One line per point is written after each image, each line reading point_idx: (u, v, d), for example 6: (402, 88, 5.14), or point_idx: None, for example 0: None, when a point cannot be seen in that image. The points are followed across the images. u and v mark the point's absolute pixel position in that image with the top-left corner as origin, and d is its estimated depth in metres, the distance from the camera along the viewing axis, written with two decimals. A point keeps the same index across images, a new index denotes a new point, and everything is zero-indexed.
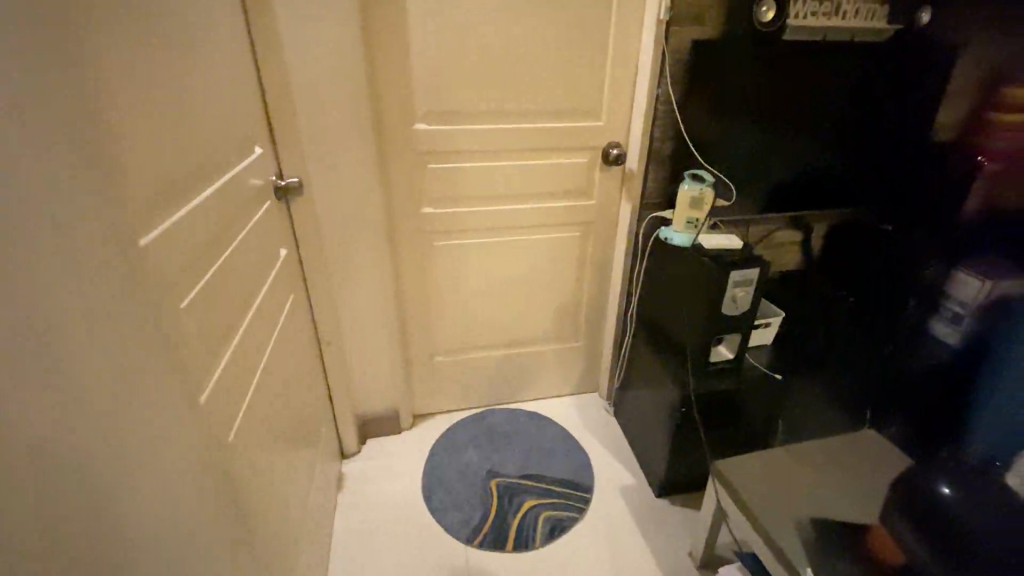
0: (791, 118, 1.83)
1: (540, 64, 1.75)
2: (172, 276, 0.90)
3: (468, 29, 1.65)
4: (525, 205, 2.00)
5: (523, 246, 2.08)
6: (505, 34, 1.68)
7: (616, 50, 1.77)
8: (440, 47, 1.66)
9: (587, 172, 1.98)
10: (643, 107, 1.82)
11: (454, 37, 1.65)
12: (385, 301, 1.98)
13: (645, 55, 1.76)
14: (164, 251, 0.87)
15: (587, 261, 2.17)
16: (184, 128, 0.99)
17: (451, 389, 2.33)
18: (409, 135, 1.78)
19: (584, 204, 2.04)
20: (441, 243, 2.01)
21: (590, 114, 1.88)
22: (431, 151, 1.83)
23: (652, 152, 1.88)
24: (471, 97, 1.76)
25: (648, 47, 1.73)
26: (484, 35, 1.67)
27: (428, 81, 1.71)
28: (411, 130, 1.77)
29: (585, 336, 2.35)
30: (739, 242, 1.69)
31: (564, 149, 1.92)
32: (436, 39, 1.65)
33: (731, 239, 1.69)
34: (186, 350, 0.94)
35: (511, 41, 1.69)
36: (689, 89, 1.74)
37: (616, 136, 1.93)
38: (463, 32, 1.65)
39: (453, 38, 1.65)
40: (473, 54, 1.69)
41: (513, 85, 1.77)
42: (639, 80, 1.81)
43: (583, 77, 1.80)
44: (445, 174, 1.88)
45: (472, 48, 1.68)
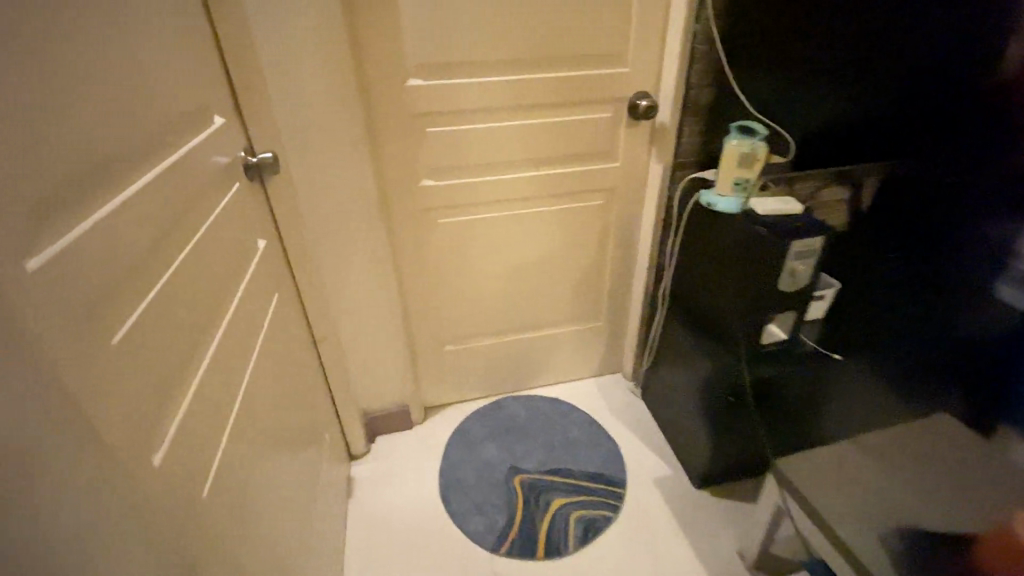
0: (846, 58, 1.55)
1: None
2: (114, 301, 0.66)
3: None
4: (540, 171, 1.74)
5: (537, 218, 1.83)
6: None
7: None
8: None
9: (610, 130, 1.71)
10: (677, 48, 1.53)
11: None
12: (386, 287, 1.74)
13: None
14: (99, 269, 0.63)
15: (610, 233, 1.92)
16: (119, 94, 0.73)
17: (463, 378, 2.13)
18: (401, 94, 1.50)
19: (607, 167, 1.77)
20: (444, 219, 1.76)
21: (614, 59, 1.59)
22: (427, 112, 1.55)
23: (688, 103, 1.61)
24: (473, 42, 1.47)
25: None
26: None
27: (421, 24, 1.41)
28: (403, 88, 1.49)
29: (608, 315, 2.12)
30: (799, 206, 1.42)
31: (583, 104, 1.64)
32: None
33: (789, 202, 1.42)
34: (145, 394, 0.71)
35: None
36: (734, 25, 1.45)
37: (645, 85, 1.64)
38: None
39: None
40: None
41: (522, 27, 1.47)
42: (673, 15, 1.51)
43: (606, 15, 1.50)
44: (446, 140, 1.61)
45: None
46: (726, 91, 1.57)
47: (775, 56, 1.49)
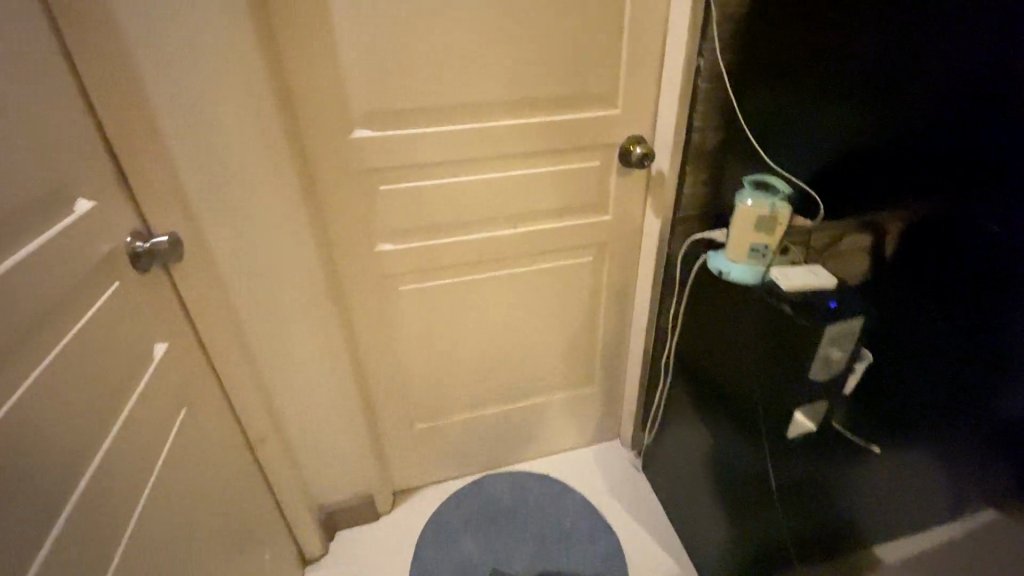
0: (878, 97, 1.20)
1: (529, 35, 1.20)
2: None
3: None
4: (519, 229, 1.47)
5: (517, 281, 1.56)
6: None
7: (636, 9, 1.23)
8: (377, 13, 1.11)
9: (600, 181, 1.45)
10: (676, 87, 1.29)
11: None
12: (339, 370, 1.46)
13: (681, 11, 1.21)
14: None
15: (602, 294, 1.66)
16: None
17: (438, 458, 1.85)
18: (344, 150, 1.23)
19: (597, 222, 1.51)
20: (406, 287, 1.48)
21: (601, 100, 1.34)
22: (379, 167, 1.28)
23: (690, 149, 1.35)
24: (430, 84, 1.21)
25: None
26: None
27: (365, 65, 1.15)
28: (347, 142, 1.22)
29: (602, 381, 1.85)
30: (833, 279, 1.15)
31: (565, 152, 1.39)
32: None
33: (822, 275, 1.15)
34: None
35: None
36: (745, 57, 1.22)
37: (639, 128, 1.39)
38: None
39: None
40: (427, 20, 1.14)
41: (489, 66, 1.22)
42: (670, 47, 1.27)
43: (590, 50, 1.26)
44: (404, 199, 1.34)
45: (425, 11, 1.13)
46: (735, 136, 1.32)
47: (772, 79, 1.19)
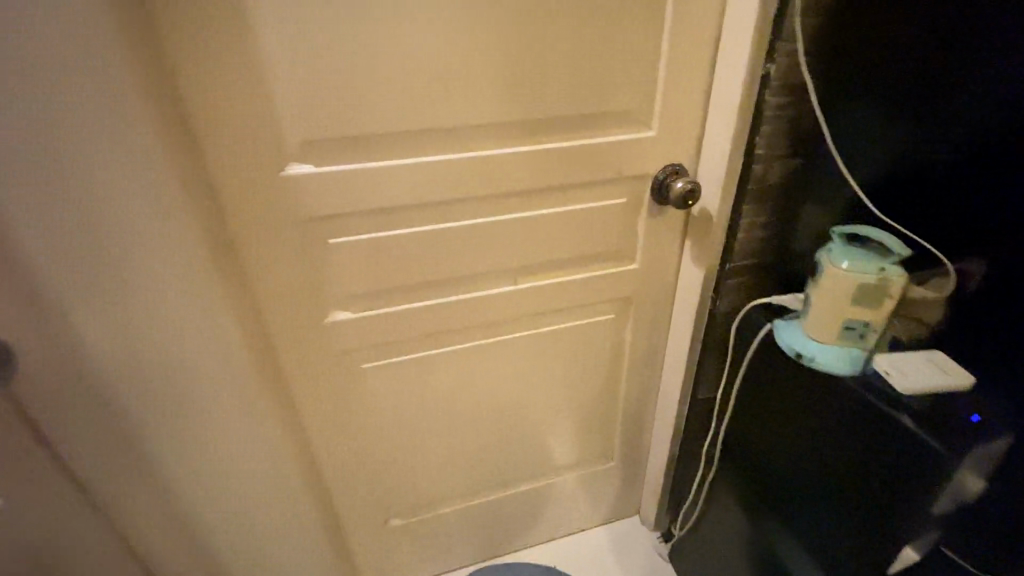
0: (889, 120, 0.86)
1: (531, 37, 0.86)
2: None
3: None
4: (520, 286, 1.12)
5: (516, 350, 1.21)
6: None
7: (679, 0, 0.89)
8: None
9: (624, 224, 1.11)
10: (733, 102, 0.95)
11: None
12: (280, 478, 1.10)
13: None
14: None
15: (624, 357, 1.32)
16: None
17: (419, 556, 1.49)
18: (274, 195, 0.87)
19: (618, 275, 1.17)
20: (370, 366, 1.12)
21: (629, 119, 0.99)
22: (324, 216, 0.92)
23: (747, 183, 1.01)
24: (393, 99, 0.85)
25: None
26: None
27: (295, 72, 0.79)
28: (278, 184, 0.87)
29: (621, 457, 1.51)
30: (967, 378, 0.85)
31: (579, 189, 1.04)
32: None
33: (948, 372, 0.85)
34: None
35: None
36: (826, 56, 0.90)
37: (679, 154, 1.05)
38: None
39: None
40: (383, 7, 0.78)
41: (476, 73, 0.87)
42: (726, 48, 0.93)
43: (617, 51, 0.91)
44: (361, 256, 0.98)
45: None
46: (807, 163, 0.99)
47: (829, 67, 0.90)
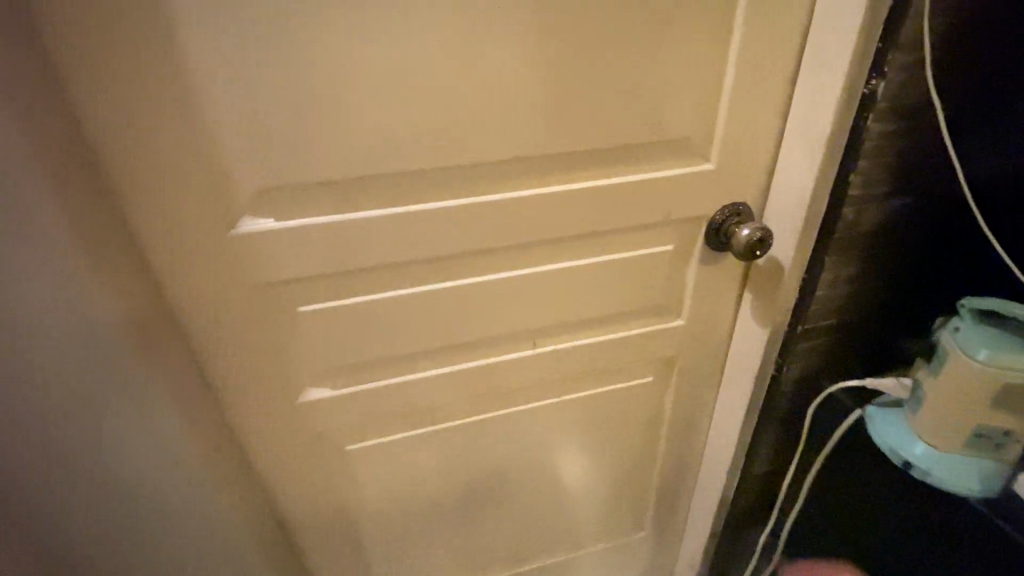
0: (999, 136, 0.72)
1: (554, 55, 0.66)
2: None
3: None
4: (539, 351, 0.92)
5: (531, 421, 1.01)
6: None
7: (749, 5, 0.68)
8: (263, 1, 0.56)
9: (666, 276, 0.90)
10: (822, 129, 0.73)
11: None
12: None
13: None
14: None
15: (662, 423, 1.11)
16: None
17: None
18: (223, 260, 0.68)
19: (656, 336, 0.96)
20: (355, 447, 0.93)
21: (682, 149, 0.78)
22: (292, 280, 0.72)
23: (834, 232, 0.79)
24: (379, 131, 0.65)
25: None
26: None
27: (249, 100, 0.60)
28: (228, 246, 0.68)
29: (652, 530, 1.30)
30: None
31: (613, 237, 0.84)
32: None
33: None
34: None
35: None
36: (956, 73, 0.70)
37: (742, 193, 0.83)
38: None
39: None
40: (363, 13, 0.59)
41: (486, 95, 0.67)
42: (812, 59, 0.71)
43: (669, 67, 0.71)
44: (339, 326, 0.78)
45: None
46: (908, 207, 0.79)
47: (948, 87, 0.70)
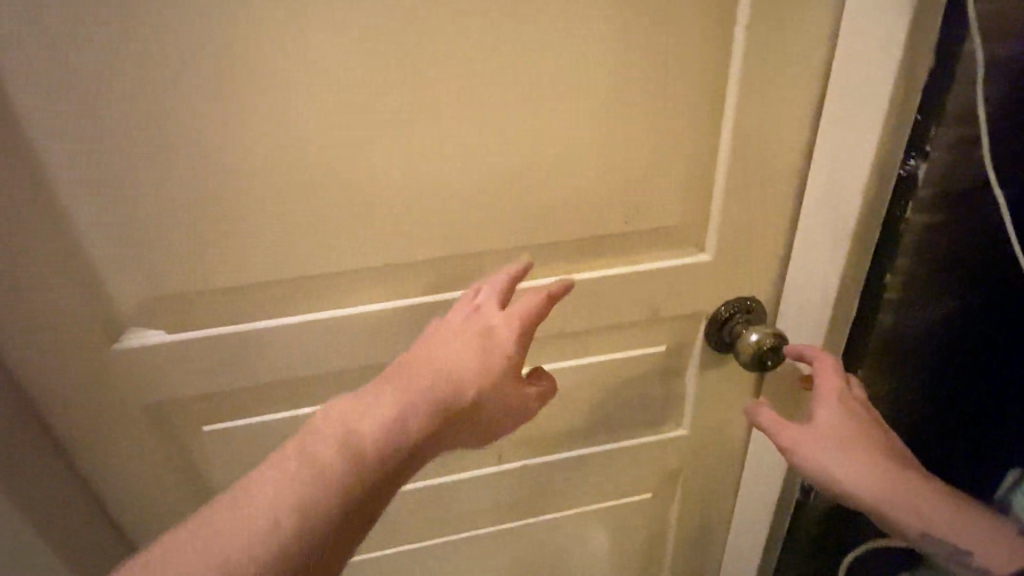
0: None
1: (503, 148, 0.55)
2: None
3: (205, 9, 0.45)
4: (506, 466, 0.79)
5: (507, 538, 0.87)
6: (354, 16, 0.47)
7: (750, 83, 0.54)
8: (128, 93, 0.47)
9: (661, 382, 0.76)
10: (850, 215, 0.60)
11: (171, 51, 0.46)
12: None
13: (874, 59, 0.52)
14: None
15: (667, 540, 0.94)
16: None
17: None
18: (119, 381, 0.59)
19: (653, 447, 0.81)
20: None
21: (668, 238, 0.65)
22: (201, 397, 0.63)
23: (871, 341, 0.66)
24: (289, 229, 0.55)
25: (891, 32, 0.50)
26: (293, 78, 0.48)
27: (134, 206, 0.52)
28: (126, 366, 0.59)
29: None
30: None
31: (592, 339, 0.70)
32: (98, 61, 0.45)
33: None
34: None
35: (385, 45, 0.48)
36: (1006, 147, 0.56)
37: (747, 287, 0.68)
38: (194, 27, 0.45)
39: (143, 59, 0.46)
40: (253, 99, 0.49)
41: (419, 186, 0.55)
42: (831, 137, 0.56)
43: (649, 154, 0.58)
44: (267, 444, 0.68)
45: (255, 89, 0.48)
46: (964, 304, 0.65)
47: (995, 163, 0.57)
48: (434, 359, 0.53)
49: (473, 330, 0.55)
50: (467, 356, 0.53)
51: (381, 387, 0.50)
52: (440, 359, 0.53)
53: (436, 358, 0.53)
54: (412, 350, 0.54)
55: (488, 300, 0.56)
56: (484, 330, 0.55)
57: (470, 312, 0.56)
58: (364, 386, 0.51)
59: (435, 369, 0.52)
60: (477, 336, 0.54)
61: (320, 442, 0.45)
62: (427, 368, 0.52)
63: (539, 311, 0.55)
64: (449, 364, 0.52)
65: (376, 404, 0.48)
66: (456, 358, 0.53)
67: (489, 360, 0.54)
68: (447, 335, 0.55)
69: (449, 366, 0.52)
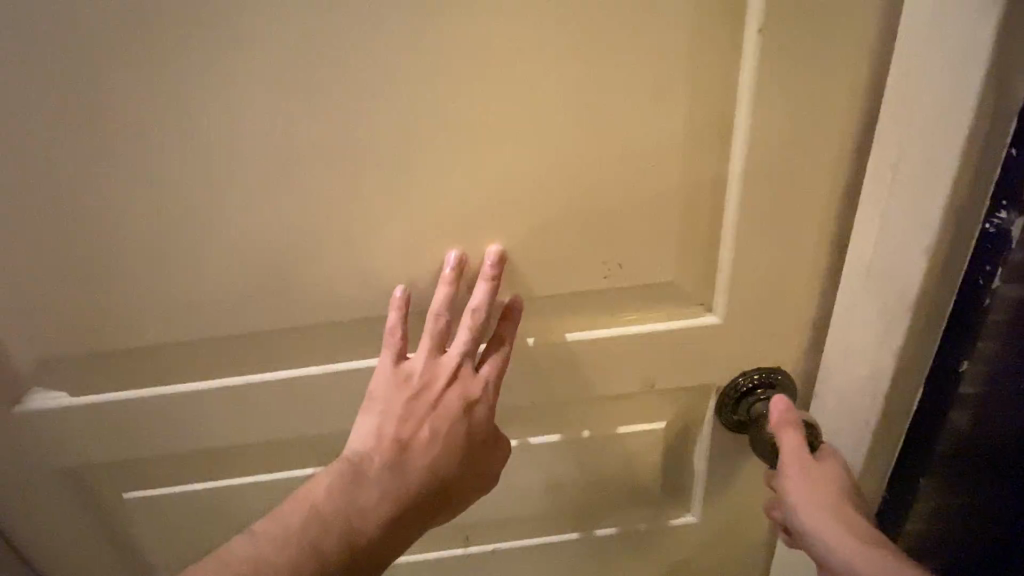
0: None
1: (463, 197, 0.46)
2: None
3: (117, 42, 0.39)
4: (473, 550, 0.68)
5: None
6: (267, 51, 0.39)
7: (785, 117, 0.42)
8: (26, 134, 0.42)
9: (667, 462, 0.63)
10: (910, 282, 0.45)
11: (88, 88, 0.40)
12: None
13: (939, 84, 0.38)
14: None
15: None
16: None
17: None
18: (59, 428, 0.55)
19: (655, 534, 0.68)
20: None
21: (664, 298, 0.52)
22: (130, 458, 0.58)
23: (939, 443, 0.52)
24: (212, 285, 0.49)
25: (965, 46, 0.36)
26: (216, 119, 0.42)
27: (57, 251, 0.47)
28: (62, 414, 0.54)
29: None
30: None
31: (578, 414, 0.58)
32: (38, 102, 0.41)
33: None
34: None
35: (310, 84, 0.41)
36: None
37: (769, 359, 0.54)
38: (89, 62, 0.39)
39: (71, 85, 0.40)
40: (164, 144, 0.43)
41: (363, 238, 0.47)
42: (876, 186, 0.43)
43: (646, 202, 0.47)
44: (209, 501, 0.62)
45: (176, 129, 0.42)
46: None
47: None
48: (423, 446, 0.48)
49: (460, 399, 0.49)
50: (453, 438, 0.49)
51: (374, 488, 0.47)
52: (428, 441, 0.49)
53: (424, 445, 0.48)
54: (399, 418, 0.48)
55: (472, 338, 0.48)
56: (470, 400, 0.49)
57: (455, 371, 0.49)
58: (346, 478, 0.46)
59: (424, 463, 0.48)
60: (465, 407, 0.49)
61: (306, 565, 0.43)
62: (416, 459, 0.48)
63: (503, 361, 0.50)
64: (436, 449, 0.49)
65: (367, 512, 0.46)
66: (443, 441, 0.49)
67: (473, 436, 0.50)
68: (434, 407, 0.48)
69: (437, 453, 0.49)
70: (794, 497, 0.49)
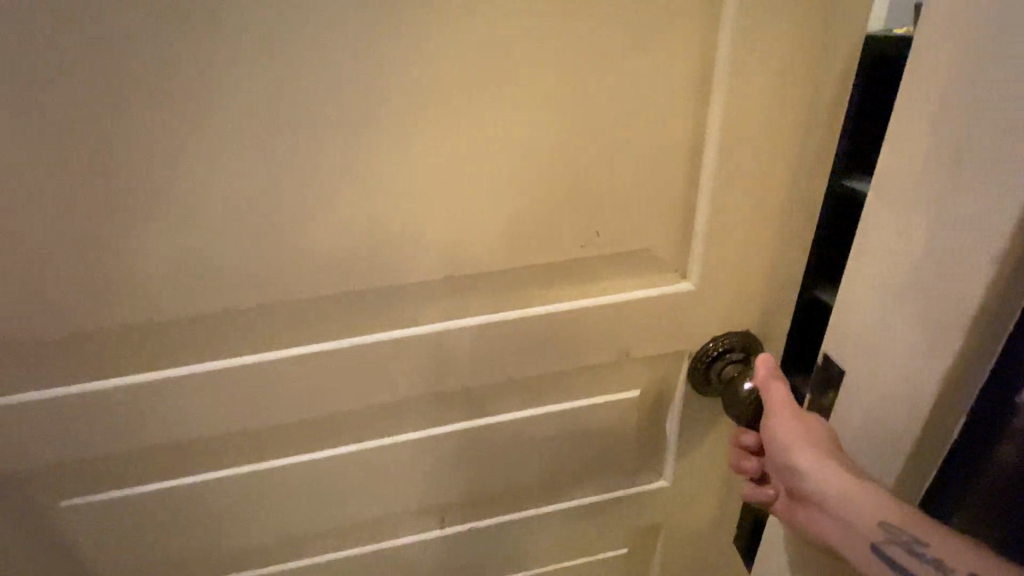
0: None
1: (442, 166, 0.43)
2: None
3: None
4: (448, 531, 0.67)
5: None
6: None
7: (762, 82, 0.43)
8: None
9: (641, 430, 0.64)
10: (959, 317, 0.35)
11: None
12: None
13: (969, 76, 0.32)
14: None
15: None
16: None
17: None
18: None
19: (629, 502, 0.69)
20: None
21: (643, 267, 0.52)
22: (67, 462, 0.52)
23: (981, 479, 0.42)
24: (147, 268, 0.43)
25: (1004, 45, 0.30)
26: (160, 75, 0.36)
27: None
28: None
29: None
30: None
31: (557, 387, 0.58)
32: None
33: None
34: None
35: (274, 39, 0.36)
36: None
37: (741, 323, 0.56)
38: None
39: None
40: (96, 102, 0.37)
41: (329, 212, 0.43)
42: (892, 191, 0.37)
43: (628, 169, 0.46)
44: (161, 503, 0.57)
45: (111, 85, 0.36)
46: None
47: None
48: None
49: None
50: None
51: None
52: None
53: None
54: None
55: None
56: None
57: None
58: None
59: None
60: None
61: None
62: None
63: None
64: None
65: None
66: None
67: None
68: None
69: None
70: (780, 440, 0.47)
